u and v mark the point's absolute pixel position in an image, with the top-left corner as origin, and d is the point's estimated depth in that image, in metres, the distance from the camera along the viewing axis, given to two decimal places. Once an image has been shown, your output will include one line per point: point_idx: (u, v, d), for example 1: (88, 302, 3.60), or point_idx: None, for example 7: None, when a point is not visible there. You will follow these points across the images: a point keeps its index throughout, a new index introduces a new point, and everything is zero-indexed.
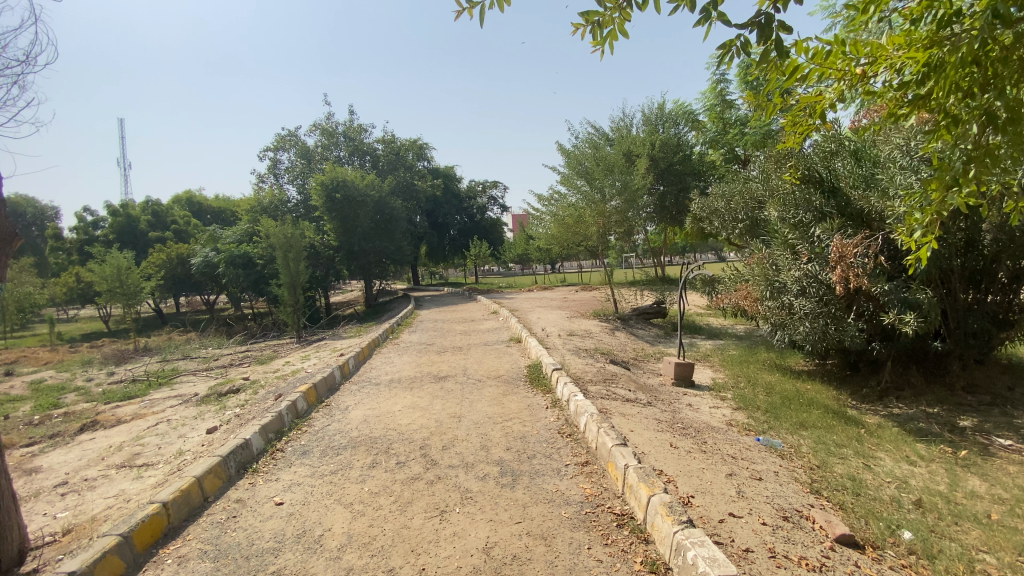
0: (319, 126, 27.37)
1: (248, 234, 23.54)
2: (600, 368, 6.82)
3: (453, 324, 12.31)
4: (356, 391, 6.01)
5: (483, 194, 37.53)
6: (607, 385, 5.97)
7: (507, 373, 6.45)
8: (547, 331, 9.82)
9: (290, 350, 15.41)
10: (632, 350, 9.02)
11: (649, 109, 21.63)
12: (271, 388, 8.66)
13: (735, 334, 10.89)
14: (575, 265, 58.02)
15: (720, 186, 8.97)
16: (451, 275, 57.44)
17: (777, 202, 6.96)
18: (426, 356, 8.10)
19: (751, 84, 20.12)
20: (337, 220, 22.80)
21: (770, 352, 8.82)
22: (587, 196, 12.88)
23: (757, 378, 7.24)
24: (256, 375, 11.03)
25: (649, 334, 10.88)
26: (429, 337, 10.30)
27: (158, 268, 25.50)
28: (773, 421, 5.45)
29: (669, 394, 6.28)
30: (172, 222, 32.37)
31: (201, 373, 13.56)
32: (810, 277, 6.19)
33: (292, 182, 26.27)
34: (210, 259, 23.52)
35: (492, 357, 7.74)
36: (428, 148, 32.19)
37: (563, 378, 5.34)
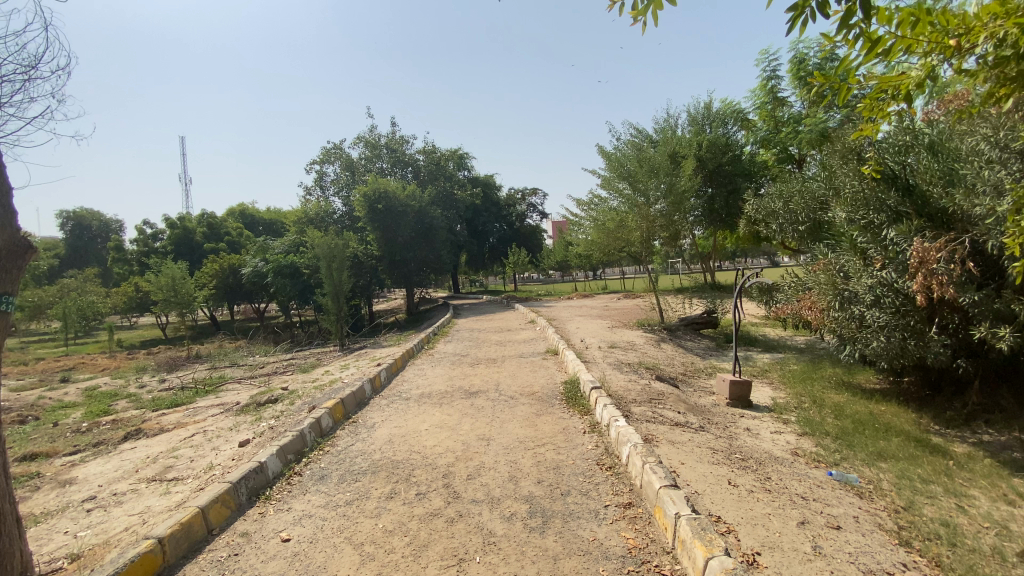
0: (363, 138, 27.98)
1: (294, 244, 24.24)
2: (643, 386, 6.28)
3: (490, 334, 11.99)
4: (384, 407, 5.76)
5: (524, 202, 37.47)
6: (652, 406, 5.43)
7: (542, 389, 6.02)
8: (586, 343, 9.32)
9: (330, 359, 15.57)
10: (679, 365, 8.38)
11: (696, 109, 20.77)
12: (306, 399, 8.59)
13: (794, 346, 10.00)
14: (618, 271, 57.10)
15: (778, 186, 8.19)
16: (492, 283, 57.66)
17: (843, 202, 6.17)
18: (460, 369, 7.78)
19: (807, 79, 18.94)
20: (378, 230, 23.11)
21: (838, 368, 7.95)
22: (630, 200, 12.33)
23: (823, 398, 6.45)
24: (294, 385, 11.10)
25: (698, 347, 10.16)
26: (464, 348, 10.02)
27: (212, 278, 26.70)
28: (845, 450, 4.76)
29: (721, 416, 5.66)
30: (225, 234, 34.09)
31: (245, 381, 13.88)
32: (885, 285, 5.39)
33: (337, 194, 26.90)
34: (259, 270, 24.36)
35: (527, 371, 7.33)
36: (469, 157, 32.32)
37: (603, 399, 4.85)
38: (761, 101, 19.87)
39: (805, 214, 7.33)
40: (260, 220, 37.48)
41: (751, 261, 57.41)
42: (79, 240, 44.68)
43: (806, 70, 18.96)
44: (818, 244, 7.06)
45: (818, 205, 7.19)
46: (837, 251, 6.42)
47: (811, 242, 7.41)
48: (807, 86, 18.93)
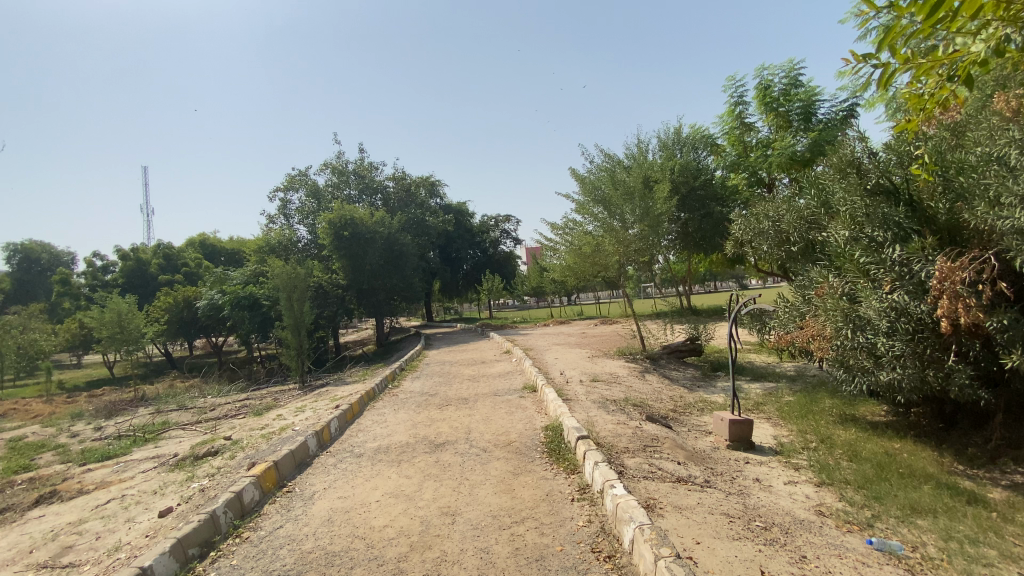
0: (329, 165, 27.21)
1: (255, 274, 22.99)
2: (633, 429, 5.50)
3: (462, 369, 11.09)
4: (332, 469, 4.82)
5: (496, 228, 37.12)
6: (648, 456, 4.66)
7: (519, 439, 5.18)
8: (567, 377, 8.54)
9: (289, 399, 14.31)
10: (668, 399, 7.66)
11: (666, 135, 20.78)
12: (249, 452, 7.50)
13: (784, 374, 9.45)
14: (592, 296, 57.12)
15: (765, 204, 7.75)
16: (467, 311, 56.84)
17: (843, 219, 5.69)
18: (426, 413, 6.88)
19: (771, 106, 19.27)
20: (345, 258, 22.08)
21: (835, 399, 7.39)
22: (605, 223, 11.81)
23: (831, 436, 5.80)
24: (242, 431, 9.90)
25: (684, 377, 9.50)
26: (432, 386, 9.08)
27: (165, 312, 25.02)
28: (874, 505, 4.07)
29: (725, 465, 4.92)
30: (183, 265, 32.40)
31: (191, 427, 12.48)
32: (896, 309, 4.87)
33: (302, 222, 25.84)
34: (216, 302, 22.87)
35: (502, 414, 6.47)
36: (440, 184, 31.83)
37: (591, 456, 4.05)
38: (729, 127, 20.11)
39: (797, 234, 6.86)
40: (222, 250, 35.81)
41: (723, 281, 58.12)
42: (25, 273, 41.91)
43: (771, 97, 19.29)
44: (812, 265, 6.57)
45: (809, 224, 6.73)
46: (836, 272, 5.92)
47: (804, 264, 6.91)
48: (773, 112, 19.25)
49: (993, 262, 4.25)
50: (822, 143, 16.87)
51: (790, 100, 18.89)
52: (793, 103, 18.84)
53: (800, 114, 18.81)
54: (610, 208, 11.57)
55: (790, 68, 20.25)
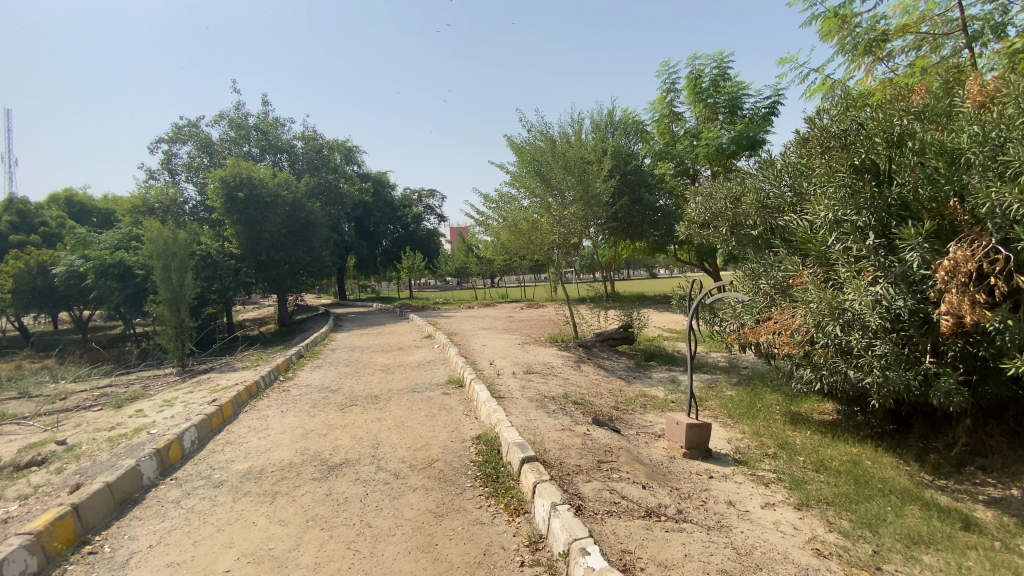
0: (226, 116, 23.79)
1: (128, 237, 19.41)
2: (581, 438, 4.52)
3: (375, 356, 9.62)
4: (171, 510, 3.33)
5: (419, 203, 35.08)
6: (606, 477, 3.70)
7: (441, 458, 4.00)
8: (496, 369, 7.45)
9: (162, 388, 11.94)
10: (609, 395, 6.85)
11: (599, 116, 20.17)
12: (77, 466, 5.61)
13: (718, 365, 9.09)
14: (514, 279, 56.75)
15: (720, 183, 7.14)
16: (385, 289, 54.49)
17: (821, 200, 5.09)
18: (323, 417, 5.48)
19: (700, 96, 19.43)
20: (239, 225, 19.30)
21: (778, 394, 7.00)
22: (538, 199, 10.78)
23: (790, 441, 5.31)
24: (84, 431, 7.75)
25: (619, 367, 8.81)
26: (336, 379, 7.58)
27: (7, 279, 20.49)
28: (870, 534, 3.42)
29: (690, 483, 4.09)
30: (39, 224, 26.93)
31: (20, 423, 9.84)
32: (880, 302, 4.33)
33: (190, 180, 22.35)
34: (75, 268, 19.06)
35: (419, 418, 5.23)
36: (357, 150, 29.20)
37: (543, 493, 2.98)
38: (659, 113, 20.16)
39: (757, 217, 6.25)
40: (94, 209, 30.29)
41: (637, 267, 60.43)
42: None
43: (700, 88, 19.40)
44: (773, 253, 6.03)
45: (769, 207, 6.16)
46: (806, 260, 5.37)
47: (760, 252, 6.37)
48: (701, 103, 19.41)
49: (1005, 255, 3.81)
50: (745, 139, 17.38)
51: (719, 92, 19.10)
52: (720, 95, 19.03)
53: (726, 107, 19.08)
54: (547, 181, 10.44)
55: (719, 59, 20.52)
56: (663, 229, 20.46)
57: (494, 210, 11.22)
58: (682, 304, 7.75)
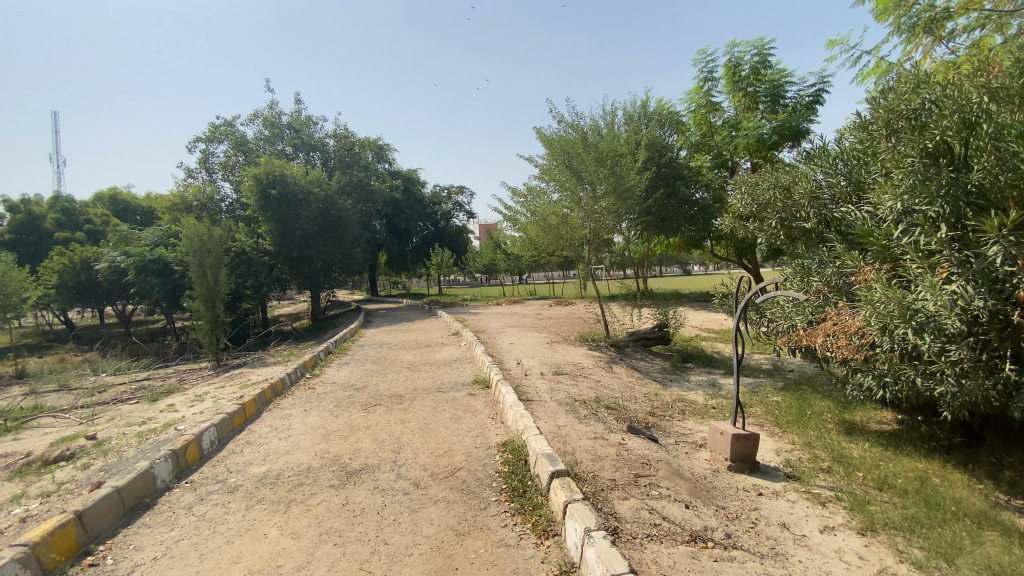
0: (261, 115, 24.26)
1: (168, 235, 20.00)
2: (616, 448, 4.19)
3: (401, 354, 9.47)
4: (182, 517, 3.19)
5: (448, 200, 35.05)
6: (644, 494, 3.36)
7: (465, 467, 3.74)
8: (524, 369, 7.16)
9: (196, 382, 12.15)
10: (644, 399, 6.46)
11: (633, 107, 19.54)
12: (106, 462, 5.62)
13: (761, 369, 8.54)
14: (543, 276, 56.28)
15: (768, 173, 6.66)
16: (415, 286, 55.20)
17: (886, 189, 4.60)
18: (345, 417, 5.32)
19: (739, 85, 18.63)
20: (273, 222, 19.60)
21: (829, 401, 6.46)
22: (570, 193, 10.39)
23: (846, 454, 4.83)
24: (118, 426, 7.85)
25: (654, 369, 8.39)
26: (361, 377, 7.45)
27: (57, 275, 21.47)
28: (949, 567, 2.97)
29: (737, 501, 3.70)
30: (87, 222, 28.15)
31: (64, 414, 10.13)
32: (956, 302, 3.86)
33: (226, 178, 22.90)
34: (118, 264, 19.77)
35: (443, 421, 4.99)
36: (388, 148, 29.38)
37: (575, 515, 2.67)
38: (695, 104, 19.46)
39: (809, 209, 5.76)
40: (138, 207, 31.36)
41: (669, 263, 58.93)
42: None
43: (739, 76, 18.58)
44: (827, 247, 5.55)
45: (822, 199, 5.69)
46: (867, 255, 4.88)
47: (812, 247, 5.88)
48: (740, 92, 18.60)
49: None
50: (788, 129, 16.59)
51: (759, 80, 18.27)
52: (761, 83, 18.19)
53: (767, 96, 18.22)
54: (578, 174, 10.04)
55: (759, 46, 19.60)
56: (699, 224, 19.70)
57: (523, 204, 10.90)
58: (723, 304, 7.27)
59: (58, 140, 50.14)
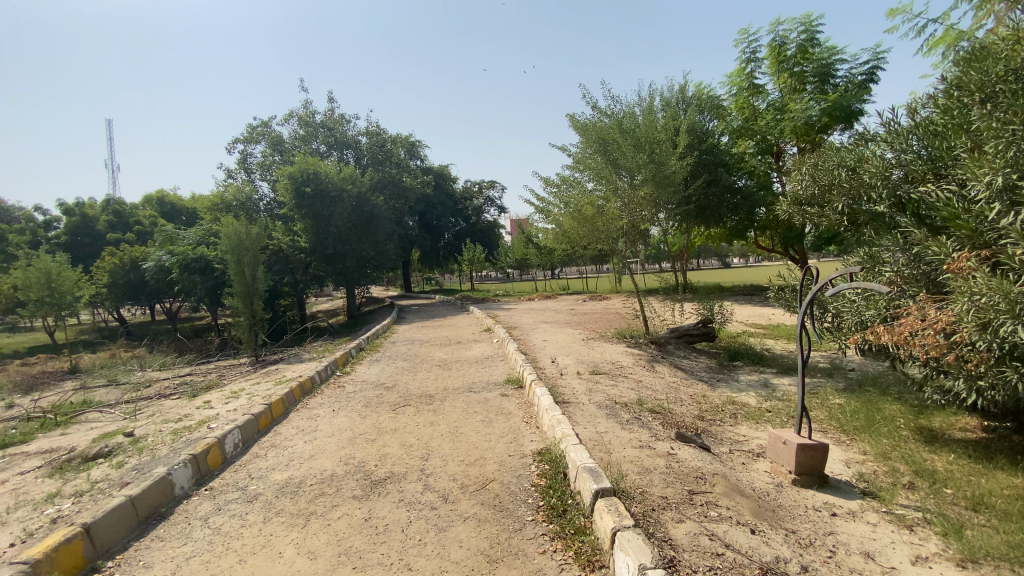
0: (295, 114, 24.61)
1: (209, 234, 20.56)
2: (665, 459, 3.77)
3: (432, 351, 9.24)
4: (196, 531, 2.99)
5: (480, 195, 34.82)
6: (702, 516, 2.94)
7: (497, 478, 3.41)
8: (560, 368, 6.77)
9: (235, 378, 12.34)
10: (691, 402, 5.97)
11: (670, 92, 18.67)
12: (139, 460, 5.59)
13: (817, 368, 7.87)
14: (576, 271, 55.58)
15: (832, 150, 5.99)
16: (448, 282, 55.54)
17: (981, 163, 3.94)
18: (373, 419, 5.08)
19: (784, 66, 17.57)
20: (307, 219, 19.81)
21: (901, 405, 5.79)
22: (606, 182, 9.84)
23: (929, 467, 4.23)
24: (156, 422, 7.94)
25: (698, 368, 7.86)
26: (391, 375, 7.25)
27: (109, 274, 22.46)
28: None
29: (809, 524, 3.23)
30: (136, 223, 29.40)
31: (110, 408, 10.42)
32: None
33: (264, 178, 23.39)
34: (163, 263, 20.46)
35: (474, 424, 4.68)
36: (419, 144, 29.35)
37: (625, 547, 2.29)
38: (737, 87, 18.76)
39: (882, 189, 5.09)
40: (183, 208, 32.53)
41: (707, 256, 57.12)
42: None
43: (784, 56, 17.54)
44: (905, 232, 4.88)
45: (898, 175, 5.01)
46: (956, 240, 4.22)
47: (885, 231, 5.21)
48: (786, 73, 17.56)
49: None
50: (840, 109, 15.57)
51: (807, 60, 17.20)
52: (809, 62, 17.14)
53: (815, 76, 17.12)
54: (615, 162, 9.52)
55: (807, 22, 18.37)
56: (742, 213, 18.70)
57: (556, 195, 10.45)
58: (779, 296, 6.65)
59: (112, 145, 53.05)
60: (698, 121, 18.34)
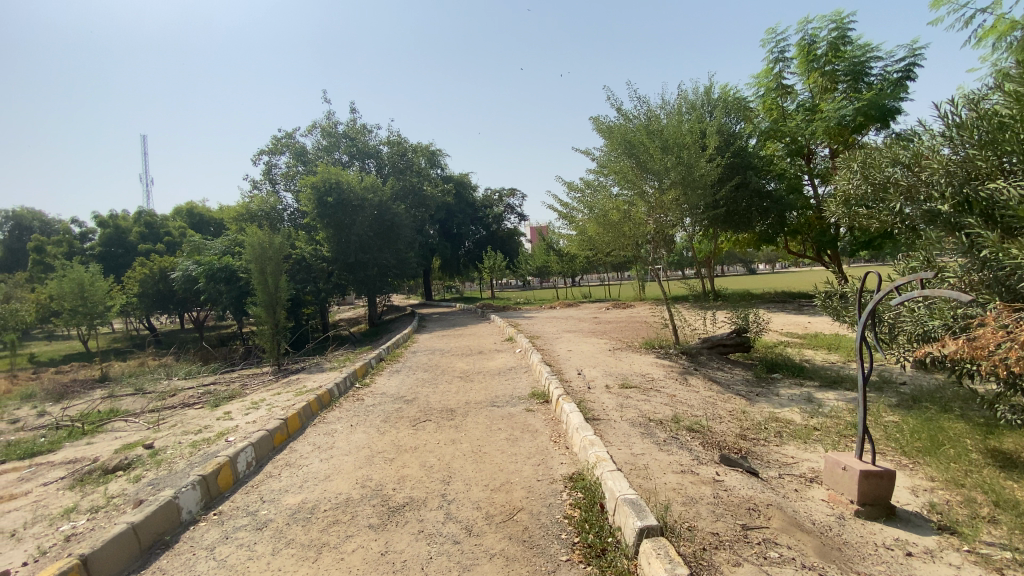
0: (319, 125, 24.91)
1: (234, 243, 20.85)
2: (711, 487, 3.40)
3: (453, 361, 8.98)
4: (201, 562, 2.75)
5: (500, 203, 34.70)
6: (760, 558, 2.58)
7: (525, 508, 3.10)
8: (587, 381, 6.41)
9: (257, 388, 12.30)
10: (731, 419, 5.54)
11: (695, 94, 18.21)
12: (155, 474, 5.44)
13: (864, 381, 7.34)
14: (597, 278, 54.94)
15: (882, 145, 5.52)
16: (468, 290, 55.47)
17: None
18: (392, 435, 4.83)
19: (815, 65, 16.96)
20: (330, 228, 19.90)
21: (966, 424, 5.27)
22: (633, 187, 9.48)
23: (1013, 497, 3.74)
24: (176, 434, 7.84)
25: (734, 381, 7.41)
26: (412, 388, 7.00)
27: (139, 284, 22.96)
28: None
29: (883, 567, 2.82)
30: (165, 234, 30.10)
31: (135, 417, 10.45)
32: None
33: (288, 188, 23.66)
34: (190, 273, 20.80)
35: (499, 443, 4.38)
36: (441, 153, 29.47)
37: None
38: (765, 88, 18.27)
39: (945, 186, 4.65)
40: (211, 219, 33.24)
41: (732, 262, 55.75)
42: (15, 240, 38.83)
43: (815, 56, 16.96)
44: (975, 233, 4.40)
45: (964, 172, 4.54)
46: None
47: (949, 232, 4.72)
48: (816, 72, 16.97)
49: None
50: (875, 108, 14.91)
51: (838, 58, 16.56)
52: (840, 61, 16.51)
53: (847, 75, 16.48)
54: (641, 165, 9.19)
55: (837, 20, 17.77)
56: (772, 218, 17.92)
57: (580, 200, 10.14)
58: (827, 305, 6.08)
59: (145, 160, 54.83)
60: (724, 123, 17.87)
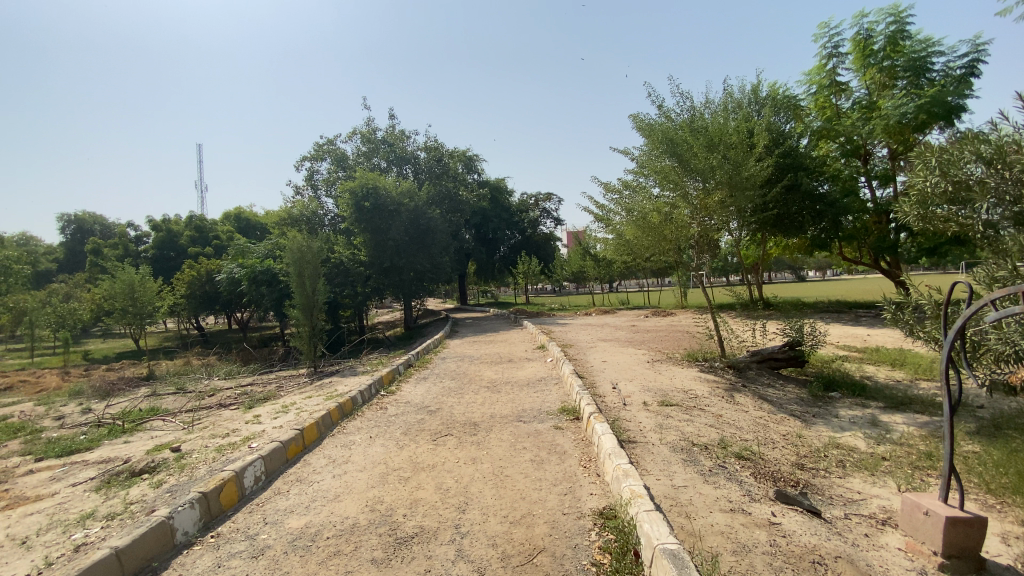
0: (359, 132, 25.34)
1: (275, 247, 21.39)
2: (768, 532, 2.91)
3: (482, 370, 8.65)
4: None
5: (536, 208, 34.36)
6: None
7: (547, 548, 2.71)
8: (622, 397, 5.93)
9: (290, 390, 12.37)
10: (785, 445, 4.95)
11: (741, 93, 17.38)
12: (175, 479, 5.33)
13: (938, 403, 6.52)
14: (634, 284, 53.65)
15: (963, 138, 4.71)
16: (502, 295, 55.42)
17: None
18: (410, 451, 4.52)
19: (871, 60, 15.81)
20: (367, 233, 20.05)
21: None
22: (675, 188, 8.91)
23: None
24: (205, 436, 7.84)
25: (787, 399, 6.74)
26: (437, 397, 6.71)
27: (187, 285, 23.90)
28: None
29: None
30: (214, 237, 31.33)
31: (173, 416, 10.66)
32: None
33: (328, 193, 24.16)
34: (234, 275, 21.44)
35: (523, 465, 3.99)
36: (478, 159, 29.52)
37: None
38: (817, 85, 17.15)
39: None
40: (257, 224, 34.40)
41: (779, 269, 53.25)
42: (78, 244, 41.55)
43: (871, 51, 15.87)
44: None
45: None
46: None
47: None
48: (873, 68, 15.80)
49: None
50: (939, 105, 13.69)
51: (897, 52, 15.35)
52: (900, 56, 15.25)
53: (906, 71, 15.15)
54: (685, 165, 8.64)
55: (897, 11, 16.56)
56: (825, 223, 16.76)
57: (618, 202, 9.64)
58: (898, 318, 5.06)
59: (200, 167, 58.01)
60: (773, 122, 16.90)
